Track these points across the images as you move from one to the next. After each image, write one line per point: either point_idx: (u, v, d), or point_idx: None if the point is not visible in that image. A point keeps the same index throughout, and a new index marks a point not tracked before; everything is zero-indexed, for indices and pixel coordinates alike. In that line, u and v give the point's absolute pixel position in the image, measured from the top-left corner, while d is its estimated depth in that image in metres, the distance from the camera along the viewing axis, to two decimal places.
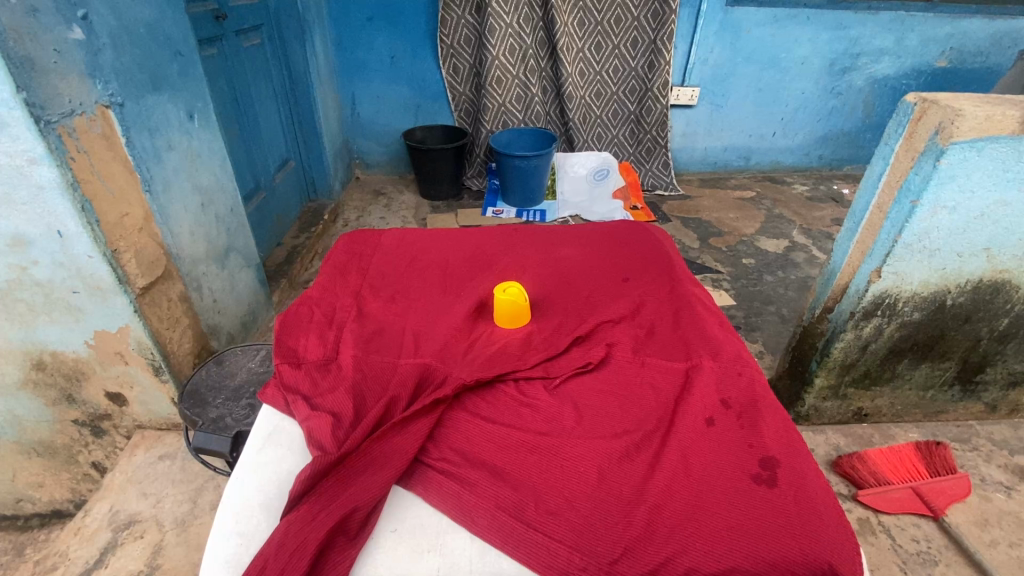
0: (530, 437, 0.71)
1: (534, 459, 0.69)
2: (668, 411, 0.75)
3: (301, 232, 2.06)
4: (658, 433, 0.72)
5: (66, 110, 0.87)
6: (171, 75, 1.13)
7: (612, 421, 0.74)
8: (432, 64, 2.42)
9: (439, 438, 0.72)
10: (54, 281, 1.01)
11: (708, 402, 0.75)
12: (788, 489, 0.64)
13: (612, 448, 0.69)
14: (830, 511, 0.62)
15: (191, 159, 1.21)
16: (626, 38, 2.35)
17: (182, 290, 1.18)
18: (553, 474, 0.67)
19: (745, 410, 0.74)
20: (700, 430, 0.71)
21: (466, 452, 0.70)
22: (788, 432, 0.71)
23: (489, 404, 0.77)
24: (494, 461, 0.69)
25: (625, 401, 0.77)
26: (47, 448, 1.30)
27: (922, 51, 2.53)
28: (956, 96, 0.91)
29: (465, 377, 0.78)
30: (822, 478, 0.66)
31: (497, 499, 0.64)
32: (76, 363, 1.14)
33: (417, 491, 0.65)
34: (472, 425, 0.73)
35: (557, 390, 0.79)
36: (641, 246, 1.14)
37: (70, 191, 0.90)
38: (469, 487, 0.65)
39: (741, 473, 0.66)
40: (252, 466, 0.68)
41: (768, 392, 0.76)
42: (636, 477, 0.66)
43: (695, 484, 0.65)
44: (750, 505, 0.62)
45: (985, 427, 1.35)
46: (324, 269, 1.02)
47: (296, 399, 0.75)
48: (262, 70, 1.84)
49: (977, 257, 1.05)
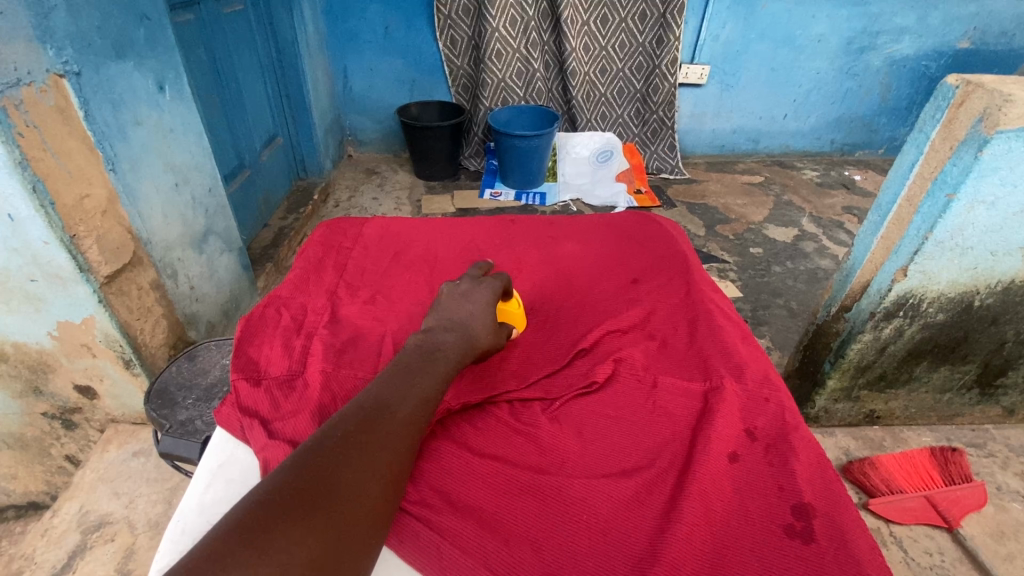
0: (525, 476, 0.64)
1: (530, 502, 0.62)
2: (684, 442, 0.68)
3: (288, 213, 1.96)
4: (674, 469, 0.65)
5: (11, 79, 0.78)
6: (137, 42, 1.03)
7: (620, 455, 0.67)
8: (428, 36, 2.29)
9: (419, 474, 0.65)
10: (9, 268, 0.93)
11: (729, 432, 0.68)
12: (826, 544, 0.57)
13: (621, 490, 0.63)
14: (874, 568, 0.55)
15: (161, 134, 1.11)
16: (634, 11, 2.22)
17: (155, 278, 1.10)
18: (552, 522, 0.60)
19: (773, 443, 0.67)
20: (723, 468, 0.64)
21: (449, 493, 0.63)
22: (822, 470, 0.64)
23: (479, 432, 0.70)
24: (483, 505, 0.62)
25: (636, 429, 0.70)
26: (18, 441, 1.23)
27: (945, 31, 2.41)
28: (1004, 78, 0.82)
29: (449, 401, 0.71)
30: (865, 528, 0.59)
31: (484, 555, 0.57)
32: (40, 354, 1.06)
33: (391, 541, 0.58)
34: (458, 457, 0.66)
35: (556, 415, 0.72)
36: (651, 241, 1.06)
37: (18, 170, 0.81)
38: (452, 538, 0.58)
39: (769, 524, 0.59)
40: (197, 508, 0.59)
41: (798, 422, 0.69)
42: (649, 528, 0.59)
43: (716, 535, 0.58)
44: (780, 563, 0.55)
45: (1001, 431, 1.29)
46: (296, 264, 0.94)
47: (253, 422, 0.68)
48: (245, 40, 1.72)
49: (1011, 256, 0.97)
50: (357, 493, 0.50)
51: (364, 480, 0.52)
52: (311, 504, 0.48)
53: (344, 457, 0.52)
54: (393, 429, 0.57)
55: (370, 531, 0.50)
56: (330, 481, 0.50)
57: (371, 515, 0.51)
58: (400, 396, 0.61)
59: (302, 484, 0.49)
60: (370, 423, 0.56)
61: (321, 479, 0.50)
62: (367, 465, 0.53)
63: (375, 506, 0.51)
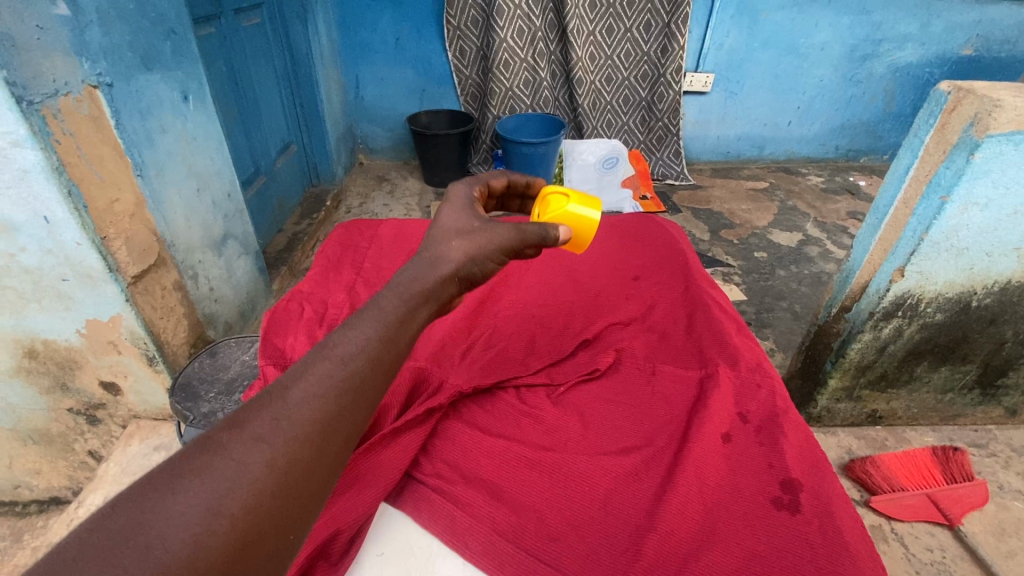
0: (531, 452, 0.67)
1: (535, 477, 0.65)
2: (681, 424, 0.70)
3: (302, 219, 2.02)
4: (670, 448, 0.68)
5: (49, 90, 0.84)
6: (163, 54, 1.08)
7: (620, 435, 0.70)
8: (437, 46, 2.35)
9: (432, 451, 0.68)
10: (43, 268, 0.97)
11: (724, 415, 0.71)
12: (811, 515, 0.59)
13: (620, 467, 0.66)
14: (858, 542, 0.58)
15: (184, 142, 1.16)
16: (639, 21, 2.26)
17: (177, 278, 1.15)
18: (555, 494, 0.63)
19: (764, 425, 0.70)
20: (717, 447, 0.67)
21: (461, 467, 0.67)
22: (810, 452, 0.67)
23: (488, 413, 0.73)
24: (491, 478, 0.65)
25: (636, 413, 0.73)
26: (43, 437, 1.28)
27: (948, 38, 2.44)
28: (994, 85, 0.85)
29: (461, 384, 0.75)
30: (850, 505, 0.62)
31: (493, 522, 0.60)
32: (68, 352, 1.11)
33: (408, 510, 0.62)
34: (469, 436, 0.70)
35: (560, 399, 0.76)
36: (653, 240, 1.09)
37: (55, 175, 0.86)
38: (464, 507, 0.61)
39: (760, 497, 0.62)
40: None
41: (789, 407, 0.72)
42: (646, 500, 0.62)
43: (710, 508, 0.61)
44: (770, 533, 0.58)
45: (1004, 432, 1.30)
46: (316, 263, 0.99)
47: None
48: (262, 52, 1.78)
49: (1007, 257, 1.00)
50: (200, 518, 0.37)
51: (217, 498, 0.38)
52: (122, 544, 0.34)
53: (193, 468, 0.39)
54: (281, 414, 0.43)
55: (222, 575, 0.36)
56: (158, 506, 0.36)
57: (223, 546, 0.37)
58: (304, 367, 0.47)
59: (121, 511, 0.36)
60: (248, 413, 0.43)
61: (153, 501, 0.37)
62: (227, 476, 0.39)
63: (233, 532, 0.37)
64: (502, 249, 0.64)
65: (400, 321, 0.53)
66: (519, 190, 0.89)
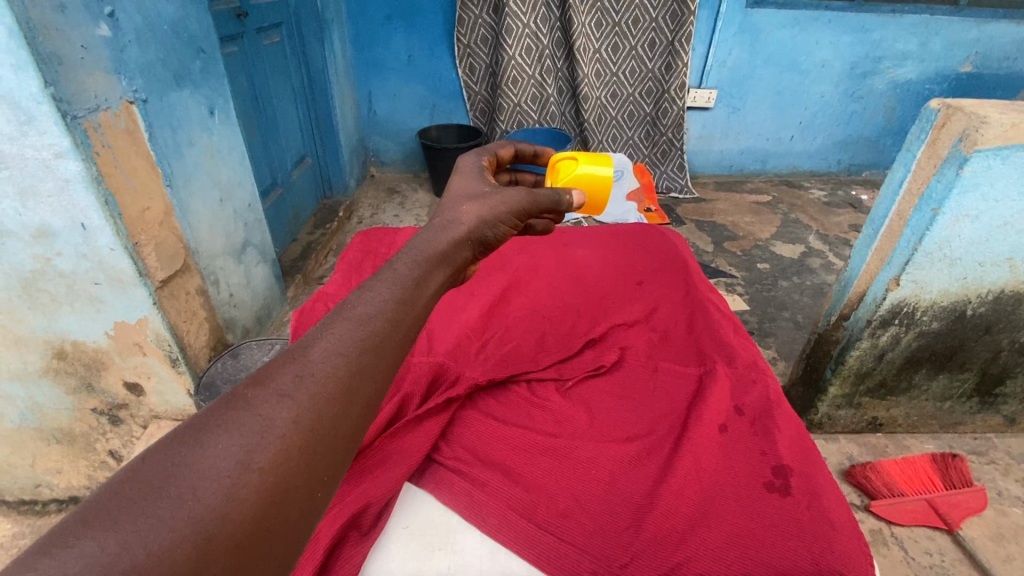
0: (542, 438, 0.71)
1: (545, 461, 0.69)
2: (680, 416, 0.74)
3: (316, 228, 2.08)
4: (670, 437, 0.71)
5: (91, 106, 0.89)
6: (193, 72, 1.15)
7: (625, 425, 0.74)
8: (448, 63, 2.43)
9: (451, 437, 0.73)
10: (77, 272, 1.02)
11: (721, 407, 0.75)
12: (800, 497, 0.63)
13: (624, 453, 0.70)
14: (846, 524, 0.61)
15: (210, 154, 1.22)
16: (643, 39, 2.33)
17: (200, 284, 1.21)
18: (564, 476, 0.67)
19: (759, 417, 0.73)
20: (714, 436, 0.71)
21: (476, 450, 0.71)
22: (802, 442, 0.70)
23: (501, 404, 0.78)
24: (505, 461, 0.69)
25: (640, 405, 0.77)
26: (66, 436, 1.32)
27: (946, 56, 2.49)
28: (980, 103, 0.90)
29: (477, 377, 0.79)
30: (839, 491, 0.65)
31: (507, 499, 0.64)
32: (96, 353, 1.16)
33: (429, 488, 0.66)
34: (483, 423, 0.74)
35: (568, 392, 0.80)
36: (656, 248, 1.13)
37: (94, 184, 0.91)
38: (480, 486, 0.65)
39: (755, 481, 0.65)
40: None
41: (783, 401, 0.75)
42: (648, 482, 0.66)
43: (708, 491, 0.64)
44: (764, 512, 0.62)
45: (1003, 440, 1.32)
46: (338, 268, 1.04)
47: None
48: (281, 68, 1.86)
49: (999, 267, 1.03)
50: (230, 470, 0.37)
51: (246, 451, 0.38)
52: (156, 493, 0.34)
53: (222, 422, 0.39)
54: (304, 372, 0.44)
55: (255, 525, 0.36)
56: (190, 456, 0.36)
57: (256, 497, 0.37)
58: (323, 329, 0.48)
59: (152, 463, 0.36)
60: (271, 372, 0.43)
61: (184, 452, 0.37)
62: (255, 429, 0.39)
63: (264, 483, 0.37)
64: (514, 211, 0.69)
65: (415, 284, 0.54)
66: (527, 159, 0.93)
